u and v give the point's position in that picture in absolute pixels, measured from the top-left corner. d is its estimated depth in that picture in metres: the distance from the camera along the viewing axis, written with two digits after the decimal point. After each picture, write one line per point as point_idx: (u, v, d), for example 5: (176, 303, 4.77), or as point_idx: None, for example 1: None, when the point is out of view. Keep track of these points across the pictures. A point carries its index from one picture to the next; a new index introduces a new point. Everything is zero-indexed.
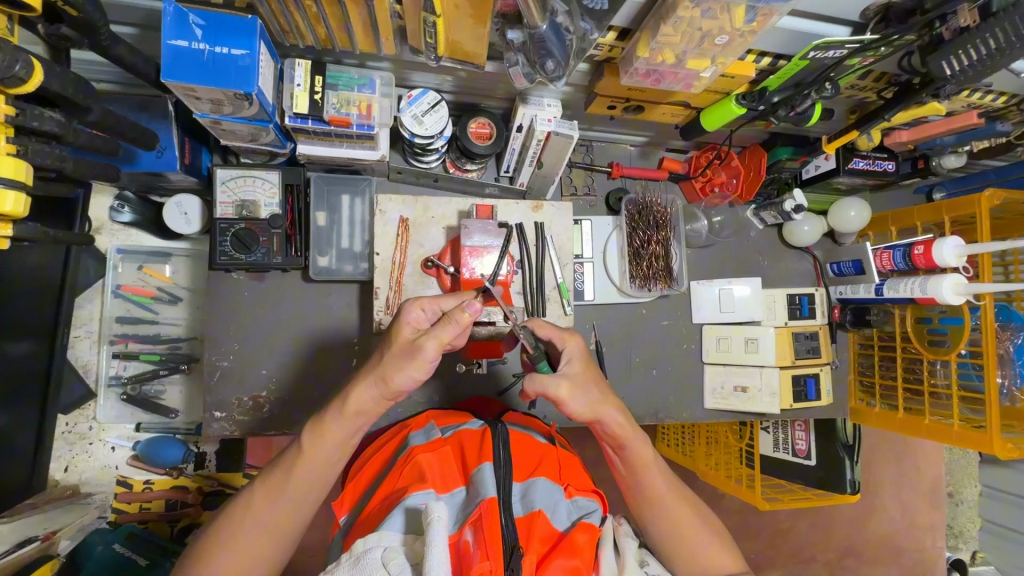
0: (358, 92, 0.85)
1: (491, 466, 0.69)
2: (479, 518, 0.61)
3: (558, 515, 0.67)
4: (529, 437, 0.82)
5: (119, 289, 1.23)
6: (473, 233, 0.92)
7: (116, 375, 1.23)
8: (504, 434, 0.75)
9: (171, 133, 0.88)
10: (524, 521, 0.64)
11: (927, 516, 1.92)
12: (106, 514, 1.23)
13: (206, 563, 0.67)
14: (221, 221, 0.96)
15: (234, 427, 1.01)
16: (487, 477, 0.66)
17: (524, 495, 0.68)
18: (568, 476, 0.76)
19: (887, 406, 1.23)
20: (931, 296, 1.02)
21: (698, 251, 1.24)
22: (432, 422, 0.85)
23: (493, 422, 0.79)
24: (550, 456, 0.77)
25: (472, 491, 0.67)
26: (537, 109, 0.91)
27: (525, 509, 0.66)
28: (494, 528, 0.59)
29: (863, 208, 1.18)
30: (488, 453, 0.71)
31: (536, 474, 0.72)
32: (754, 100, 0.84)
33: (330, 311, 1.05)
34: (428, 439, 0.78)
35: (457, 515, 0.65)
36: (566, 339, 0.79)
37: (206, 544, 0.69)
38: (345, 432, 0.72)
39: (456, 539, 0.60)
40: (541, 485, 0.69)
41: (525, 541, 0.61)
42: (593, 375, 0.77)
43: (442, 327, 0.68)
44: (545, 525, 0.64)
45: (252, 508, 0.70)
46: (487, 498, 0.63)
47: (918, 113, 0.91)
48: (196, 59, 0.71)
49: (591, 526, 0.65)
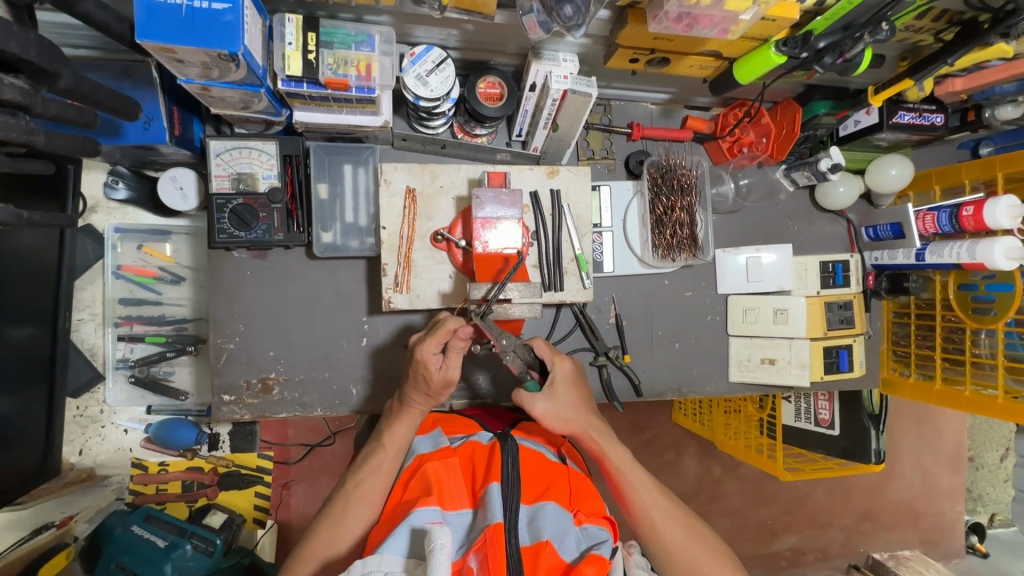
0: (356, 50, 0.77)
1: (499, 486, 0.70)
2: (485, 545, 0.63)
3: (566, 546, 0.66)
4: (541, 454, 0.80)
5: (120, 269, 1.20)
6: (485, 204, 0.85)
7: (123, 358, 1.21)
8: (513, 449, 0.75)
9: (157, 102, 0.82)
10: (530, 551, 0.65)
11: (949, 481, 1.89)
12: (123, 495, 1.25)
13: (314, 560, 0.74)
14: (218, 196, 0.90)
15: (244, 411, 0.98)
16: (495, 500, 0.68)
17: (531, 521, 0.68)
18: (579, 501, 0.74)
19: (923, 375, 1.16)
20: (981, 260, 0.95)
21: (724, 217, 1.16)
22: (439, 430, 0.84)
23: (503, 435, 0.79)
24: (562, 479, 0.75)
25: (481, 514, 0.69)
26: (551, 65, 0.83)
27: (531, 538, 0.66)
28: (500, 557, 0.62)
29: (906, 166, 1.09)
30: (496, 472, 0.72)
31: (545, 498, 0.71)
32: (796, 47, 0.74)
33: (337, 289, 1.00)
34: (435, 448, 0.78)
35: (463, 541, 0.68)
36: (555, 361, 0.86)
37: (310, 545, 0.75)
38: (407, 429, 0.82)
39: (461, 565, 0.63)
40: (550, 511, 0.69)
41: (530, 574, 0.63)
42: (576, 392, 0.86)
43: (449, 359, 0.79)
44: (552, 556, 0.64)
45: (350, 507, 0.76)
46: (493, 523, 0.64)
47: (979, 58, 0.81)
48: (173, 16, 0.64)
49: (600, 560, 0.63)
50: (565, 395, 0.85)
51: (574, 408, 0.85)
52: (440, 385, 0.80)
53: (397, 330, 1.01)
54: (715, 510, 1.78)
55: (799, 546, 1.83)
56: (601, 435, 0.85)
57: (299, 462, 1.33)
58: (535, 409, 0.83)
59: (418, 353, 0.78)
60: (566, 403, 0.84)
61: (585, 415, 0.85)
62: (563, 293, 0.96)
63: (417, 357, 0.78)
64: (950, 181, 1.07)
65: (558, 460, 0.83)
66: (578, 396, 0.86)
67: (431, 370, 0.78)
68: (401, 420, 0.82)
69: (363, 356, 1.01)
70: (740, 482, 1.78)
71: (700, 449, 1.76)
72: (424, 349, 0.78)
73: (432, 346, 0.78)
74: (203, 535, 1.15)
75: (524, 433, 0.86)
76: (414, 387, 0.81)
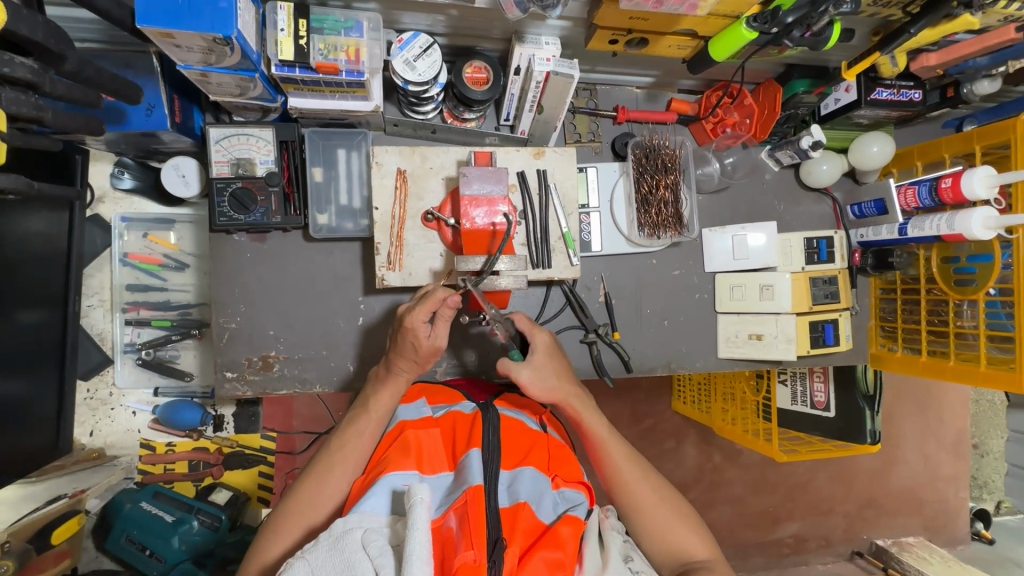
0: (346, 36, 0.81)
1: (480, 453, 0.73)
2: (464, 506, 0.65)
3: (543, 508, 0.70)
4: (521, 423, 0.84)
5: (127, 257, 1.27)
6: (472, 182, 0.88)
7: (131, 342, 1.28)
8: (495, 417, 0.78)
9: (159, 89, 0.86)
10: (509, 512, 0.68)
11: (953, 467, 1.90)
12: (133, 474, 1.30)
13: (293, 519, 0.75)
14: (218, 180, 0.95)
15: (245, 387, 1.02)
16: (474, 465, 0.71)
17: (510, 485, 0.72)
18: (557, 466, 0.79)
19: (910, 350, 1.17)
20: (959, 231, 0.97)
21: (711, 196, 1.19)
22: (423, 400, 0.88)
23: (485, 404, 0.83)
24: (540, 446, 0.80)
25: (460, 478, 0.71)
26: (534, 49, 0.87)
27: (511, 500, 0.69)
28: (480, 515, 0.64)
29: (887, 143, 1.11)
30: (478, 439, 0.75)
31: (525, 463, 0.75)
32: (765, 22, 0.78)
33: (335, 272, 1.04)
34: (420, 417, 0.83)
35: (443, 500, 0.70)
36: (534, 331, 0.90)
37: (289, 506, 0.77)
38: (392, 395, 0.86)
39: (441, 525, 0.65)
40: (528, 476, 0.73)
41: (509, 533, 0.65)
42: (555, 363, 0.89)
43: (439, 327, 0.84)
44: (529, 516, 0.67)
45: (332, 470, 0.79)
46: (472, 485, 0.67)
47: (948, 30, 0.84)
48: (172, 4, 0.68)
49: (575, 520, 0.68)
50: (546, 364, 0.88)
51: (556, 376, 0.88)
52: (428, 353, 0.85)
53: (393, 309, 1.05)
54: (715, 496, 1.80)
55: (802, 533, 1.84)
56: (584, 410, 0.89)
57: (305, 452, 1.36)
58: (519, 379, 0.86)
59: (408, 321, 0.83)
60: (548, 373, 0.87)
61: (566, 388, 0.88)
62: (551, 270, 0.99)
63: (406, 325, 0.83)
64: (931, 156, 1.10)
65: (540, 427, 0.87)
66: (559, 369, 0.90)
67: (420, 338, 0.83)
68: (386, 387, 0.86)
69: (360, 334, 1.04)
70: (739, 467, 1.80)
71: (700, 436, 1.77)
72: (414, 317, 0.82)
73: (422, 314, 0.82)
74: (210, 511, 1.20)
75: (506, 403, 0.89)
76: (401, 353, 0.85)
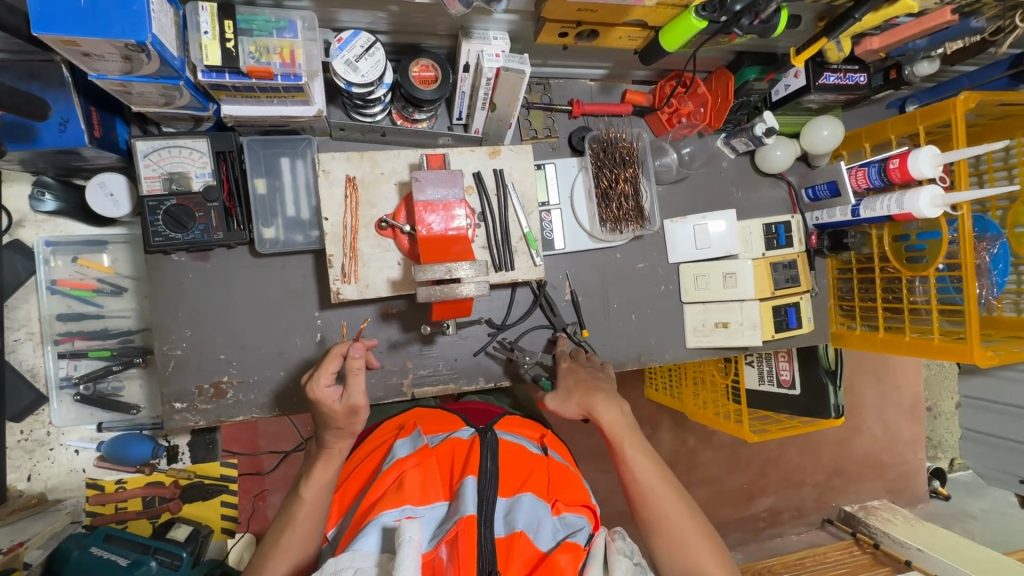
0: (278, 37, 0.76)
1: (475, 480, 0.71)
2: (456, 536, 0.64)
3: (542, 535, 0.68)
4: (522, 447, 0.81)
5: (56, 284, 1.19)
6: (426, 186, 0.83)
7: (67, 376, 1.20)
8: (493, 445, 0.76)
9: (72, 103, 0.78)
10: (504, 542, 0.66)
11: (911, 432, 1.98)
12: (80, 518, 1.23)
13: None
14: (149, 199, 0.88)
15: (198, 416, 0.96)
16: (468, 493, 0.68)
17: (508, 512, 0.70)
18: (558, 490, 0.77)
19: (868, 327, 1.21)
20: (908, 210, 0.99)
21: (670, 186, 1.18)
22: (419, 430, 0.84)
23: (483, 429, 0.80)
24: (539, 469, 0.78)
25: (454, 506, 0.69)
26: (482, 44, 0.84)
27: (506, 528, 0.67)
28: (469, 550, 0.63)
29: (836, 126, 1.13)
30: (474, 466, 0.73)
31: (523, 490, 0.73)
32: (714, 11, 0.76)
33: (287, 287, 0.98)
34: (414, 450, 0.78)
35: (436, 531, 0.68)
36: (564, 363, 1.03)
37: None
38: (328, 469, 0.80)
39: (432, 557, 0.64)
40: (526, 502, 0.70)
41: (504, 565, 0.64)
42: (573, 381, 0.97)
43: (357, 382, 0.76)
44: (526, 546, 0.66)
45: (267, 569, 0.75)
46: (464, 516, 0.65)
47: (889, 14, 0.84)
48: (72, 7, 0.62)
49: (574, 548, 0.67)
50: (567, 390, 0.95)
51: (574, 390, 0.94)
52: (347, 415, 0.77)
53: (351, 323, 1.00)
54: (693, 478, 1.82)
55: (775, 506, 1.89)
56: (608, 411, 0.90)
57: (273, 472, 1.36)
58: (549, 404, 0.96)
59: (313, 392, 0.77)
60: (567, 395, 0.94)
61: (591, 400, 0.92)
62: (515, 271, 0.96)
63: (313, 396, 0.77)
64: (877, 138, 1.11)
65: (540, 451, 0.85)
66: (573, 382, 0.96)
67: (333, 404, 0.77)
68: (321, 461, 0.80)
69: (317, 351, 0.99)
70: (712, 448, 1.84)
71: (674, 422, 1.80)
72: (317, 384, 0.77)
73: (326, 378, 0.77)
74: (168, 550, 1.15)
75: (507, 425, 0.87)
76: (326, 426, 0.79)
